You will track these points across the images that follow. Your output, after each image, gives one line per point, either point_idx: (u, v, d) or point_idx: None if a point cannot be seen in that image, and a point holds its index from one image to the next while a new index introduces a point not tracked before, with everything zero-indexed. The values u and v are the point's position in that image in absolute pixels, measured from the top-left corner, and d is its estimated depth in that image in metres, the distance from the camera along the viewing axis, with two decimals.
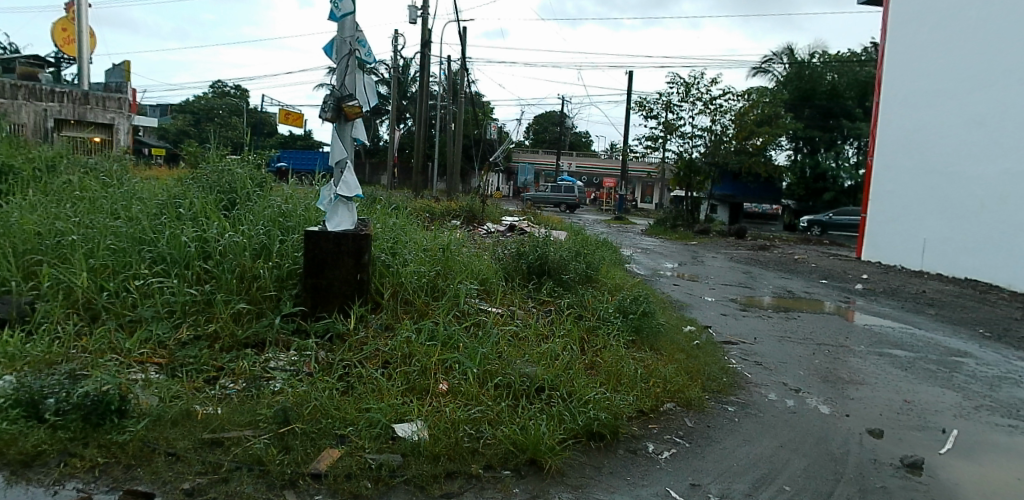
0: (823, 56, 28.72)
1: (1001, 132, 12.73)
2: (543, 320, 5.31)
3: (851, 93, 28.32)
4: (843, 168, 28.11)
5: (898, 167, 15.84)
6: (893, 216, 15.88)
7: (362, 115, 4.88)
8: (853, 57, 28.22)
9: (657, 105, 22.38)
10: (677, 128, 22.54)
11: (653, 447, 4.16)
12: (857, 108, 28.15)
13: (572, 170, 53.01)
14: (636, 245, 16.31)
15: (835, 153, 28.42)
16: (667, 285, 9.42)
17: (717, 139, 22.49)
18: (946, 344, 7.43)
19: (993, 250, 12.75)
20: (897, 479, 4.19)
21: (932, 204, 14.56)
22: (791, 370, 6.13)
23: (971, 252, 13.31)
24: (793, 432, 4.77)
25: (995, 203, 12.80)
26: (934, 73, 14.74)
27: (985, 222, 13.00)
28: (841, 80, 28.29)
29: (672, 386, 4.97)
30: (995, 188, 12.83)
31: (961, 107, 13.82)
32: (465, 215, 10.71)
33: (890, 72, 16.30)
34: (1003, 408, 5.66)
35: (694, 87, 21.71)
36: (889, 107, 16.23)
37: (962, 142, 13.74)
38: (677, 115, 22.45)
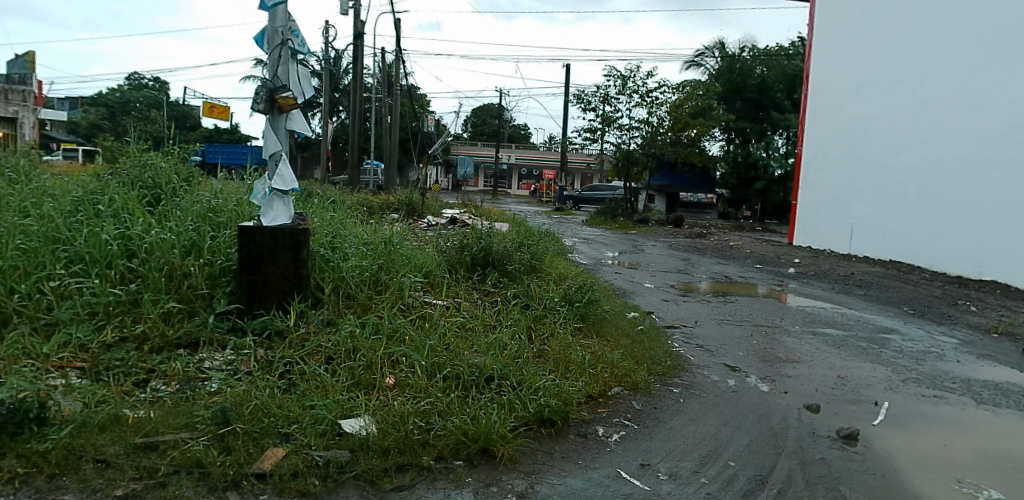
0: (752, 50, 29.78)
1: (925, 123, 13.40)
2: (489, 311, 5.25)
3: (780, 86, 29.18)
4: (773, 156, 28.78)
5: (846, 156, 15.85)
6: (840, 205, 15.98)
7: (297, 107, 4.70)
8: (781, 52, 29.41)
9: (595, 98, 22.69)
10: (615, 121, 22.93)
11: (603, 431, 4.21)
12: (785, 100, 29.10)
13: (510, 163, 53.32)
14: (577, 235, 16.48)
15: (764, 145, 29.38)
16: (610, 273, 9.55)
17: (653, 134, 23.21)
18: (874, 322, 7.84)
19: (912, 233, 13.60)
20: (835, 451, 4.41)
21: (880, 195, 14.64)
22: (730, 351, 6.31)
23: (893, 236, 14.16)
24: (735, 410, 4.91)
25: (915, 189, 13.59)
26: (887, 60, 14.59)
27: (931, 214, 13.12)
28: (770, 73, 29.22)
29: (619, 371, 5.02)
30: (942, 179, 12.89)
31: (915, 96, 13.71)
32: (404, 209, 10.54)
33: (840, 59, 16.19)
34: (927, 380, 6.03)
35: (630, 80, 22.15)
36: (841, 95, 16.12)
37: (888, 132, 14.47)
38: (615, 108, 22.82)
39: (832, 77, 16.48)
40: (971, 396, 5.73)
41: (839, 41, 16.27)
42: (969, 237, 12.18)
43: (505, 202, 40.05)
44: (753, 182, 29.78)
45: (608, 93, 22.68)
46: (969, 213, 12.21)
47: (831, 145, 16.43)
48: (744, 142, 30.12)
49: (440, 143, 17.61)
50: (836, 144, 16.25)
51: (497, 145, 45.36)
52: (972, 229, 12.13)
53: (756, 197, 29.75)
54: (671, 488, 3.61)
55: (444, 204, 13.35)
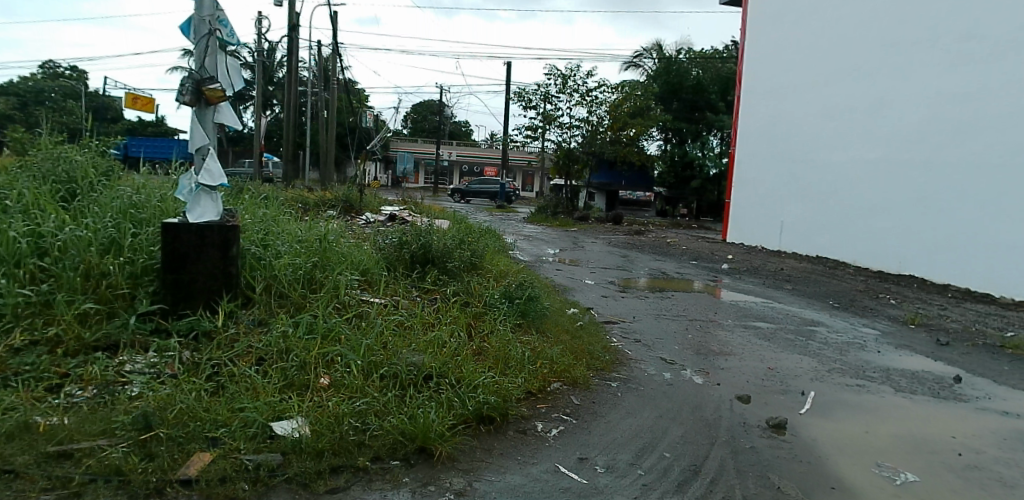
0: (689, 52, 30.64)
1: (883, 120, 13.08)
2: (429, 308, 5.20)
3: (715, 88, 30.05)
4: (708, 155, 29.79)
5: (821, 154, 14.92)
6: (810, 204, 15.19)
7: (226, 100, 4.51)
8: (714, 55, 30.40)
9: (536, 96, 22.83)
10: (556, 119, 23.12)
11: (542, 426, 4.23)
12: (719, 101, 29.94)
13: (451, 160, 53.07)
14: (518, 232, 16.52)
15: (700, 145, 30.22)
16: (550, 270, 9.63)
17: (593, 132, 23.44)
18: (802, 315, 8.19)
19: (842, 230, 14.16)
20: (764, 440, 4.60)
21: (855, 197, 13.78)
22: (666, 345, 6.46)
23: (822, 233, 14.78)
24: (671, 402, 5.04)
25: (856, 185, 13.77)
26: (873, 52, 13.47)
27: (906, 222, 12.32)
28: (705, 76, 30.08)
29: (558, 366, 5.06)
30: (921, 186, 12.04)
31: (899, 95, 12.69)
32: (341, 205, 10.31)
33: (821, 48, 15.10)
34: (851, 370, 6.35)
35: (570, 79, 22.40)
36: (820, 88, 15.08)
37: (841, 125, 14.31)
38: (555, 106, 23.03)
39: (811, 68, 15.42)
40: (890, 384, 6.07)
41: (821, 30, 15.10)
42: (944, 251, 11.40)
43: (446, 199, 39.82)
44: (690, 181, 30.59)
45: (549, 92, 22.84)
46: (947, 227, 11.38)
47: (806, 141, 15.51)
48: (681, 143, 30.87)
49: (379, 137, 17.32)
50: (811, 140, 15.29)
51: (438, 141, 45.08)
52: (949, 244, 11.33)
53: (693, 195, 30.75)
54: (609, 481, 3.69)
55: (384, 200, 13.15)
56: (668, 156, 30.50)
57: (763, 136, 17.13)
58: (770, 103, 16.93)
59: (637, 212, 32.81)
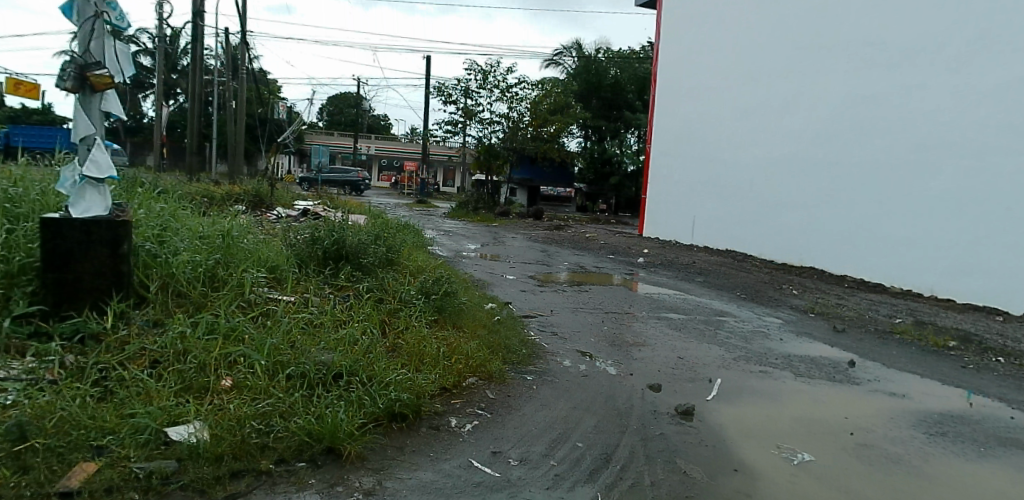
0: (607, 52, 31.38)
1: (847, 125, 12.23)
2: (341, 306, 5.07)
3: (632, 87, 30.92)
4: (626, 151, 30.24)
5: (789, 152, 13.76)
6: (774, 205, 14.10)
7: (114, 87, 4.23)
8: (631, 56, 31.29)
9: (456, 91, 22.77)
10: (476, 115, 23.11)
11: (455, 421, 4.22)
12: (636, 101, 30.89)
13: (370, 153, 52.49)
14: (439, 228, 16.37)
15: (619, 143, 31.18)
16: (470, 265, 9.60)
17: (514, 128, 23.67)
18: (712, 306, 8.55)
19: (770, 229, 14.21)
20: (673, 426, 4.78)
21: (826, 201, 12.69)
22: (582, 337, 6.60)
23: (743, 228, 15.12)
24: (585, 394, 5.13)
25: (802, 189, 13.32)
26: (853, 46, 12.15)
27: (879, 232, 11.37)
28: (623, 75, 30.93)
29: (473, 362, 5.04)
30: (901, 196, 10.97)
31: (880, 93, 11.48)
32: (249, 200, 9.86)
33: (794, 37, 13.76)
34: (754, 357, 6.68)
35: (490, 75, 22.46)
36: (793, 79, 13.77)
37: (801, 125, 13.45)
38: (476, 101, 23.03)
39: (783, 57, 14.07)
40: (790, 370, 6.43)
41: (797, 15, 13.70)
42: (922, 268, 10.48)
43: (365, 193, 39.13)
44: (609, 177, 31.10)
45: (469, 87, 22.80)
46: (927, 242, 10.39)
47: (770, 137, 14.34)
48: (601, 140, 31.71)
49: (291, 130, 16.70)
50: (779, 136, 14.08)
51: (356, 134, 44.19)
52: (929, 260, 10.37)
53: (613, 191, 31.41)
54: (521, 473, 3.73)
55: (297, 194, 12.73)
56: (589, 152, 31.13)
57: (725, 128, 15.86)
58: (733, 95, 15.62)
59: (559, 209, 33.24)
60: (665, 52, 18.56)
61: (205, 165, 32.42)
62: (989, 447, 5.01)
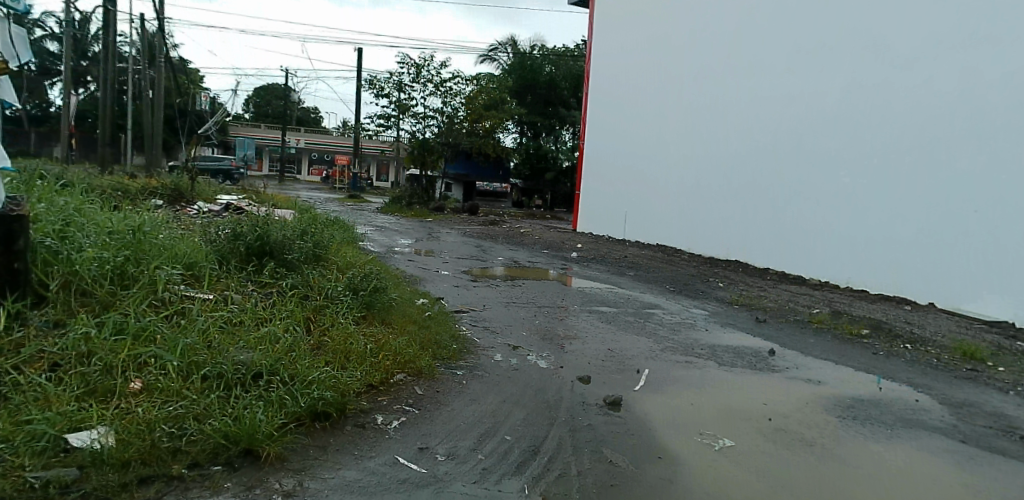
0: (542, 48, 31.57)
1: (828, 133, 11.48)
2: (263, 303, 4.91)
3: (566, 84, 31.07)
4: (561, 149, 30.95)
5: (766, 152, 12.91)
6: (751, 207, 13.24)
7: (8, 72, 3.96)
8: (567, 53, 31.38)
9: (388, 84, 22.45)
10: (410, 109, 22.91)
11: (382, 419, 4.17)
12: (571, 98, 31.15)
13: (299, 147, 51.18)
14: (371, 223, 16.10)
15: (554, 140, 31.42)
16: (403, 261, 9.51)
17: (449, 123, 23.56)
18: (642, 299, 8.77)
19: (739, 238, 13.52)
20: (601, 417, 4.89)
21: (809, 203, 11.85)
22: (514, 331, 6.65)
23: (706, 233, 14.50)
24: (515, 387, 5.18)
25: (777, 198, 12.59)
26: (841, 46, 11.29)
27: (861, 245, 10.76)
28: (557, 72, 31.04)
29: (402, 357, 4.99)
30: (892, 201, 10.23)
31: (870, 92, 10.69)
32: (167, 195, 9.44)
33: (771, 31, 12.89)
34: (681, 347, 6.90)
35: (424, 69, 22.26)
36: (771, 76, 12.87)
37: (776, 131, 12.67)
38: (409, 95, 22.79)
39: (761, 52, 13.17)
40: (715, 359, 6.67)
41: (775, 8, 12.83)
42: (914, 277, 9.80)
43: (296, 187, 38.13)
44: (544, 173, 31.51)
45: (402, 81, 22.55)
46: (921, 250, 9.69)
47: (743, 142, 13.53)
48: (536, 137, 31.86)
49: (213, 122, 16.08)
50: (756, 135, 13.19)
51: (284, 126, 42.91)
52: (923, 269, 9.70)
53: (547, 187, 31.93)
54: (448, 468, 3.72)
55: (219, 188, 12.28)
56: (524, 149, 31.26)
57: (695, 126, 14.95)
58: (703, 92, 14.74)
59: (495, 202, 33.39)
60: (628, 45, 17.60)
61: (120, 159, 30.77)
62: (895, 429, 5.34)
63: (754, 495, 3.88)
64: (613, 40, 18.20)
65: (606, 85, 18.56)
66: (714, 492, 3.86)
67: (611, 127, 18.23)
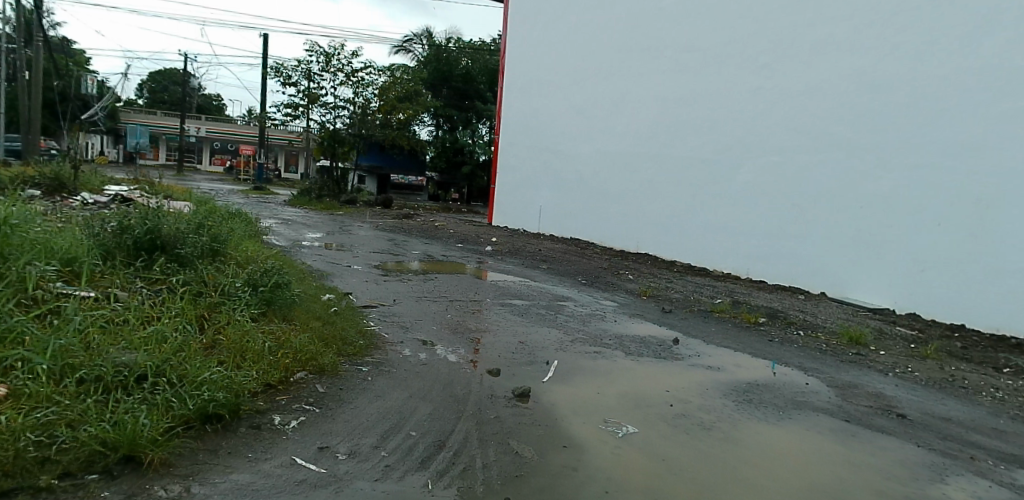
0: (458, 42, 31.32)
1: (809, 128, 10.65)
2: (151, 301, 4.66)
3: (483, 78, 31.06)
4: (477, 143, 30.65)
5: (739, 150, 11.92)
6: (724, 207, 12.13)
7: None
8: (483, 47, 31.37)
9: (296, 72, 21.73)
10: (319, 99, 22.28)
11: (279, 419, 4.05)
12: (487, 92, 31.07)
13: (199, 135, 48.68)
14: (280, 216, 15.52)
15: (470, 133, 31.06)
16: (310, 256, 9.25)
17: (361, 114, 23.02)
18: (554, 291, 8.92)
19: (710, 245, 12.39)
20: (509, 409, 4.94)
21: (795, 199, 10.81)
22: (424, 325, 6.61)
23: (671, 240, 13.30)
24: (422, 381, 5.15)
25: (754, 199, 11.56)
26: (814, 41, 10.66)
27: (855, 250, 9.83)
28: (473, 66, 30.88)
29: (304, 355, 4.86)
30: (889, 196, 9.39)
31: (859, 81, 9.91)
32: (45, 185, 8.82)
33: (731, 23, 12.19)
34: (590, 338, 7.09)
35: (334, 58, 21.67)
36: (742, 67, 11.96)
37: (747, 128, 11.78)
38: (318, 84, 22.16)
39: (723, 45, 12.34)
40: (622, 349, 6.88)
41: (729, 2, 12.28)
42: (922, 278, 8.92)
43: (196, 178, 36.25)
44: (461, 167, 31.35)
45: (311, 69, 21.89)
46: (933, 248, 8.78)
47: (707, 143, 12.61)
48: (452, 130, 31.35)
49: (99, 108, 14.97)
50: (727, 130, 12.21)
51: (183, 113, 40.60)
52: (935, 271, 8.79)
53: (464, 181, 31.88)
54: (349, 467, 3.65)
55: (105, 178, 11.49)
56: (440, 141, 30.86)
57: (653, 123, 13.90)
58: (658, 87, 13.87)
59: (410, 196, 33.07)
60: (569, 43, 16.66)
61: None
62: (787, 410, 5.70)
63: (657, 482, 4.00)
64: (553, 37, 17.30)
65: (544, 84, 17.64)
66: (616, 480, 3.96)
67: (554, 126, 17.14)
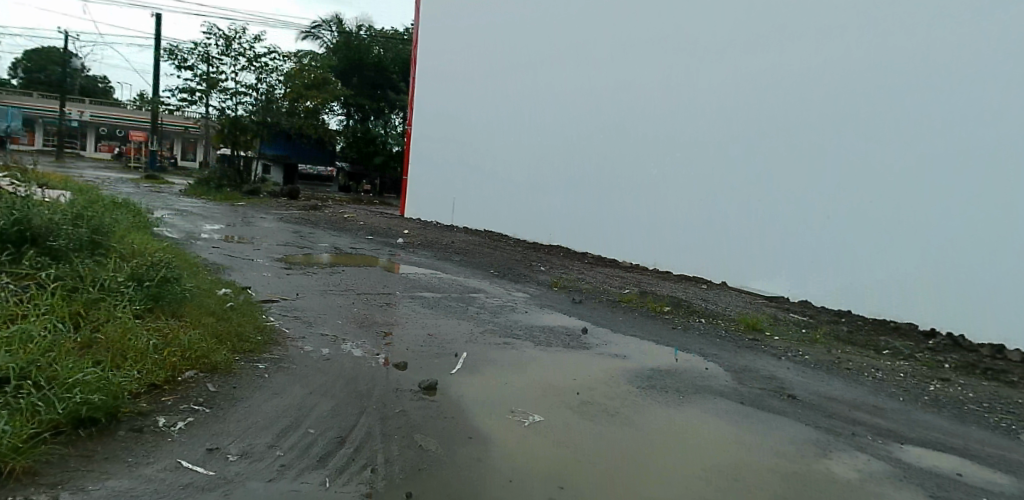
0: (370, 30, 31.03)
1: (810, 108, 9.76)
2: (16, 299, 4.30)
3: (395, 68, 30.57)
4: (390, 133, 30.37)
5: (730, 137, 10.98)
6: None
7: None
8: (397, 36, 31.04)
9: (193, 56, 20.60)
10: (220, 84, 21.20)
11: (165, 420, 3.84)
12: (400, 82, 30.67)
13: (83, 120, 45.28)
14: (175, 208, 14.66)
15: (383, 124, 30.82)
16: (206, 249, 8.81)
17: (265, 101, 22.21)
18: (466, 283, 8.92)
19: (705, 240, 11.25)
20: (415, 402, 4.90)
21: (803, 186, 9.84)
22: (329, 320, 6.45)
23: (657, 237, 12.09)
24: (324, 377, 5.02)
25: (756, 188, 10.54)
26: (807, 18, 9.88)
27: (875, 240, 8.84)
28: (386, 55, 30.53)
29: (193, 353, 4.63)
30: (911, 173, 8.46)
31: (863, 54, 9.12)
32: None
33: (704, 10, 11.47)
34: (501, 329, 7.15)
35: (235, 42, 20.71)
36: (732, 52, 11.00)
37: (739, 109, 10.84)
38: (217, 69, 21.12)
39: (705, 29, 11.45)
40: (532, 340, 6.97)
41: None
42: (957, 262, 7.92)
43: (81, 166, 33.67)
44: (372, 157, 30.43)
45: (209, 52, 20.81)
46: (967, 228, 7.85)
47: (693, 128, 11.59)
48: (364, 119, 30.81)
49: None
50: (718, 116, 11.19)
51: (63, 96, 37.60)
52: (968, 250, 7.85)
53: (377, 173, 30.95)
54: (239, 468, 3.51)
55: None
56: (351, 131, 30.23)
57: (629, 110, 12.88)
58: (631, 80, 12.88)
59: (317, 187, 31.84)
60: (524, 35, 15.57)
61: None
62: (687, 395, 5.95)
63: (564, 473, 4.02)
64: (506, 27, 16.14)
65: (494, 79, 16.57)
66: (522, 472, 3.96)
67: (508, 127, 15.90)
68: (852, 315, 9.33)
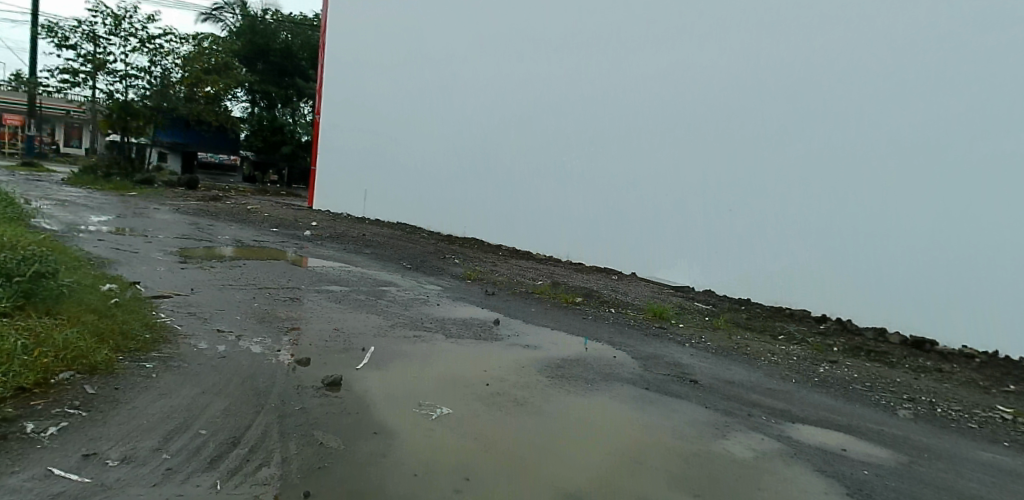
0: (277, 15, 30.05)
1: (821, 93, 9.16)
2: None
3: (303, 54, 29.65)
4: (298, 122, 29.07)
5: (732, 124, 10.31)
6: None
7: None
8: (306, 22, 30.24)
9: (78, 34, 19.16)
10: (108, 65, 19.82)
11: (34, 426, 3.60)
12: (309, 69, 29.88)
13: None
14: (57, 198, 13.58)
15: (291, 111, 29.76)
16: (91, 242, 8.24)
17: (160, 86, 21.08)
18: (376, 276, 8.79)
19: None
20: (317, 398, 4.79)
21: None
22: (225, 316, 6.20)
23: None
24: (219, 376, 4.83)
25: None
26: None
27: None
28: (294, 41, 29.62)
29: (68, 353, 4.37)
30: None
31: None
32: None
33: None
34: (410, 322, 7.10)
35: (125, 21, 19.43)
36: (742, 35, 10.19)
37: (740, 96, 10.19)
38: (105, 49, 19.77)
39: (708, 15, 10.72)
40: (442, 332, 6.97)
41: None
42: None
43: None
44: (279, 146, 29.23)
45: (95, 31, 19.40)
46: None
47: None
48: (270, 107, 29.78)
49: None
50: None
51: None
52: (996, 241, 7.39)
53: (284, 161, 29.45)
54: (120, 474, 3.32)
55: None
56: (256, 118, 29.09)
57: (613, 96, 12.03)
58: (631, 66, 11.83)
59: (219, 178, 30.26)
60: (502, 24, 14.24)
61: None
62: (594, 383, 6.11)
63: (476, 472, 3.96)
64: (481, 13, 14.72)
65: (454, 68, 15.41)
66: (430, 472, 3.88)
67: None
68: (752, 303, 9.87)
